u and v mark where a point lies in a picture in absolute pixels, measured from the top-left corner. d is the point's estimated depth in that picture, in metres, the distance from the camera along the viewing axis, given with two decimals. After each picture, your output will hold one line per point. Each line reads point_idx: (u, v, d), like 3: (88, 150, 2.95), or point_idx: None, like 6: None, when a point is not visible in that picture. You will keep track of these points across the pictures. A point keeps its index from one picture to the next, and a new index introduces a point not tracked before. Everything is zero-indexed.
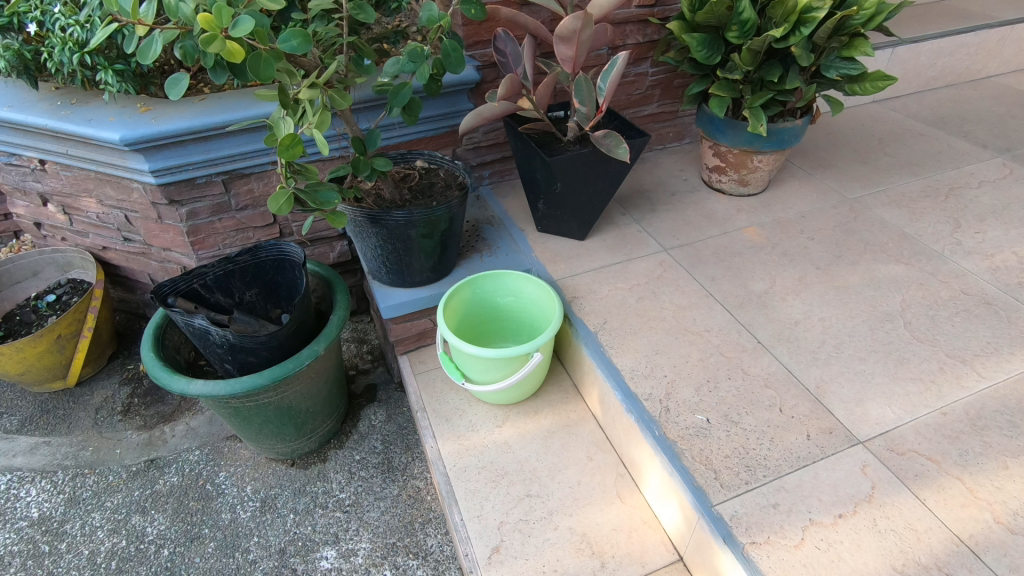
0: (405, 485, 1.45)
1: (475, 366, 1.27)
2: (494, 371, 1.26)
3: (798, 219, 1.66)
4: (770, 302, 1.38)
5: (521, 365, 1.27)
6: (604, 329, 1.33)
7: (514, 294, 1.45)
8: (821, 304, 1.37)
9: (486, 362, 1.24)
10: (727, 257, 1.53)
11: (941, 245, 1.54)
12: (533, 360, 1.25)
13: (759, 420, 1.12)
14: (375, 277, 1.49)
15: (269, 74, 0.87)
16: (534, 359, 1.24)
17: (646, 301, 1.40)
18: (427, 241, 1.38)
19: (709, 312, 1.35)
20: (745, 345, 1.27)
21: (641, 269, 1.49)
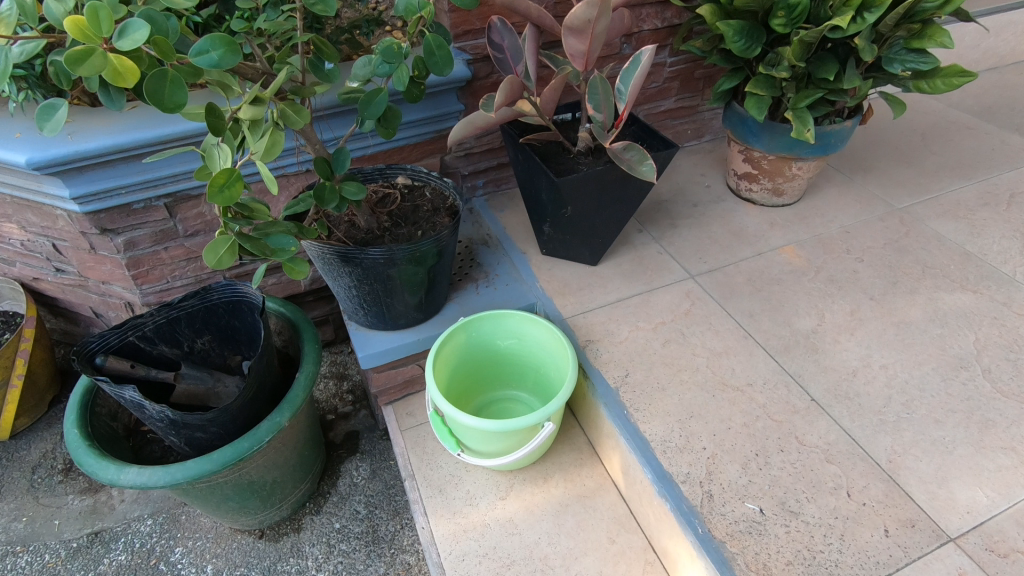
0: (393, 561, 1.24)
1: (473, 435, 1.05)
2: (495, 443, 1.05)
3: (842, 235, 1.43)
4: (821, 346, 1.16)
5: (528, 434, 1.06)
6: (626, 383, 1.11)
7: (518, 336, 1.22)
8: (882, 347, 1.16)
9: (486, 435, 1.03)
10: (765, 285, 1.31)
11: (1011, 268, 1.32)
12: (544, 430, 1.04)
13: (824, 510, 0.91)
14: (351, 317, 1.25)
15: (183, 100, 0.63)
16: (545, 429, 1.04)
17: (673, 345, 1.18)
18: (413, 280, 1.15)
19: (749, 360, 1.14)
20: (797, 405, 1.06)
21: (665, 303, 1.27)
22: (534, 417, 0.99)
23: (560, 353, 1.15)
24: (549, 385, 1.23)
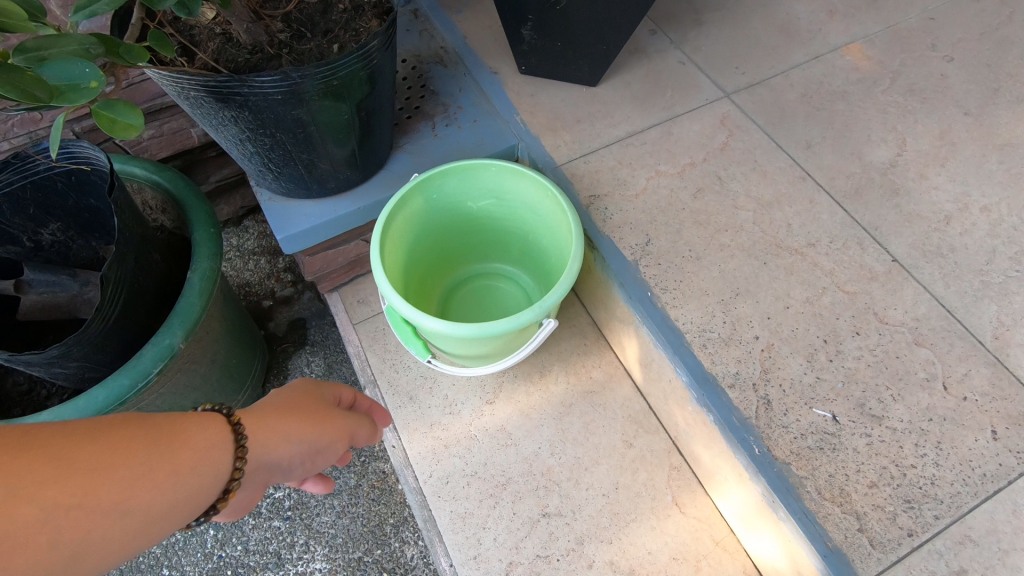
0: (364, 471, 1.02)
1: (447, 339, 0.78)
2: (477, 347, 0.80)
3: (924, 25, 1.06)
4: (903, 185, 0.87)
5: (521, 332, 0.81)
6: (647, 255, 0.82)
7: (497, 195, 0.89)
8: (982, 181, 0.87)
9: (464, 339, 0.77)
10: (825, 102, 0.96)
11: None
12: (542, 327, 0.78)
13: (914, 411, 0.70)
14: (259, 184, 0.89)
15: None
16: (544, 326, 0.78)
17: (708, 195, 0.87)
18: (335, 126, 0.78)
19: (809, 211, 0.85)
20: (875, 270, 0.80)
21: (692, 135, 0.93)
22: (530, 316, 0.72)
23: (557, 219, 0.84)
24: (539, 257, 0.94)
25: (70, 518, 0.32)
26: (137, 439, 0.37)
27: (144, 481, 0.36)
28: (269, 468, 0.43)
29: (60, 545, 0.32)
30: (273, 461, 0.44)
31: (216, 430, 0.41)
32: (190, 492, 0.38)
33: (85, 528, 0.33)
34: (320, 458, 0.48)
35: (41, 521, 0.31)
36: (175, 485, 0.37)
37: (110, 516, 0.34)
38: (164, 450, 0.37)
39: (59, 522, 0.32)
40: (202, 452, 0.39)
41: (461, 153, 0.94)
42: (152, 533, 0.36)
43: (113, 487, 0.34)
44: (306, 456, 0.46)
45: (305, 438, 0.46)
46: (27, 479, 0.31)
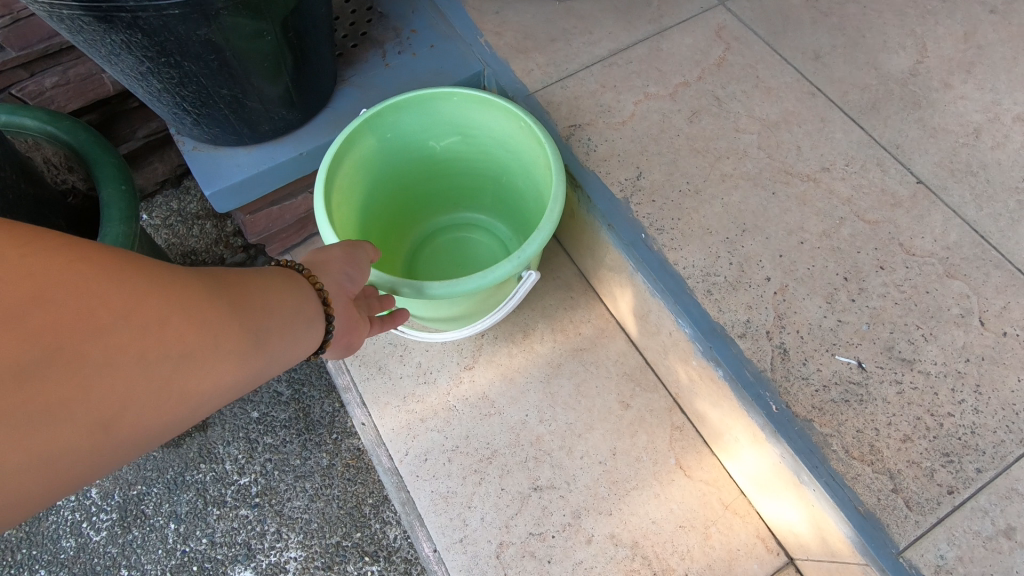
0: (337, 449, 0.83)
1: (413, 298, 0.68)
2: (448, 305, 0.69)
3: None
4: (926, 96, 0.76)
5: (498, 286, 0.70)
6: (640, 191, 0.71)
7: (462, 130, 0.77)
8: (1013, 87, 0.76)
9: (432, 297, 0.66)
10: (834, 5, 0.84)
11: None
12: (524, 279, 0.67)
13: (949, 351, 0.61)
14: (180, 131, 0.75)
15: None
16: (525, 278, 0.67)
17: (705, 118, 0.75)
18: (257, 50, 0.64)
19: (820, 130, 0.74)
20: (898, 194, 0.70)
21: (684, 50, 0.81)
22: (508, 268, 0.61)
23: (534, 154, 0.71)
24: (513, 201, 0.82)
25: (230, 350, 0.36)
26: (253, 284, 0.40)
27: (274, 321, 0.40)
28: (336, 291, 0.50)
29: (222, 377, 0.36)
30: (340, 286, 0.51)
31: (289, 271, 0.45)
32: (304, 333, 0.43)
33: (239, 361, 0.37)
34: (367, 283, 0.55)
35: (213, 350, 0.35)
36: (295, 323, 0.42)
37: (254, 351, 0.38)
38: (263, 282, 0.41)
39: (223, 352, 0.36)
40: (302, 295, 0.43)
41: (418, 85, 0.81)
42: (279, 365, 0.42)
43: (254, 328, 0.38)
44: (363, 279, 0.53)
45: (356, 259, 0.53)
46: (196, 317, 0.34)
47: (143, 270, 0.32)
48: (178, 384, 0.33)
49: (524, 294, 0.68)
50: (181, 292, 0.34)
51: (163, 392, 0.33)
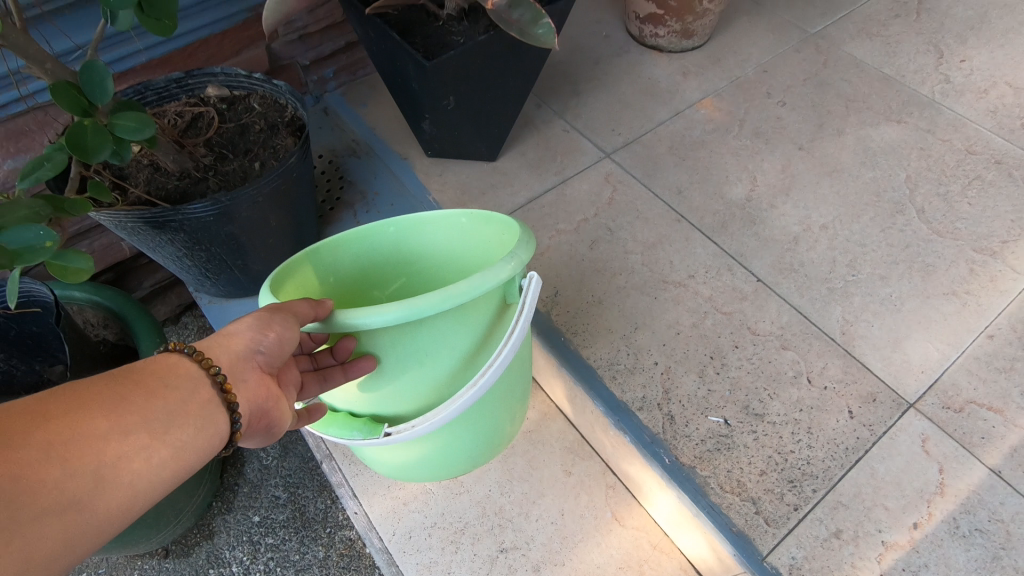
0: (331, 542, 1.02)
1: (408, 356, 0.65)
2: (445, 358, 0.67)
3: (760, 75, 1.26)
4: (759, 215, 1.04)
5: (489, 322, 0.68)
6: (557, 306, 0.94)
7: (403, 267, 0.80)
8: (819, 204, 1.06)
9: (428, 338, 0.63)
10: (689, 151, 1.14)
11: (929, 87, 1.23)
12: (525, 289, 0.65)
13: (788, 405, 0.84)
14: (199, 290, 0.96)
15: None
16: (527, 284, 0.64)
17: (603, 245, 1.01)
18: (264, 232, 0.87)
19: (686, 247, 1.00)
20: (744, 290, 0.95)
21: (583, 193, 1.08)
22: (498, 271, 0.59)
23: (482, 243, 0.75)
24: None
25: (102, 461, 0.45)
26: (121, 392, 0.48)
27: (148, 426, 0.48)
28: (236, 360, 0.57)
29: (106, 486, 0.45)
30: (251, 356, 0.57)
31: (176, 360, 0.54)
32: (188, 423, 0.51)
33: (113, 468, 0.45)
34: (289, 344, 0.58)
35: (82, 469, 0.43)
36: (174, 419, 0.50)
37: (133, 453, 0.46)
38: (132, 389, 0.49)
39: (96, 468, 0.44)
40: (184, 388, 0.52)
41: None
42: (178, 459, 0.50)
43: (122, 437, 0.46)
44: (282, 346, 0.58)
45: (269, 329, 0.56)
46: (50, 447, 0.42)
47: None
48: (62, 504, 0.42)
49: (530, 311, 0.65)
50: (32, 430, 0.42)
51: (43, 518, 0.41)
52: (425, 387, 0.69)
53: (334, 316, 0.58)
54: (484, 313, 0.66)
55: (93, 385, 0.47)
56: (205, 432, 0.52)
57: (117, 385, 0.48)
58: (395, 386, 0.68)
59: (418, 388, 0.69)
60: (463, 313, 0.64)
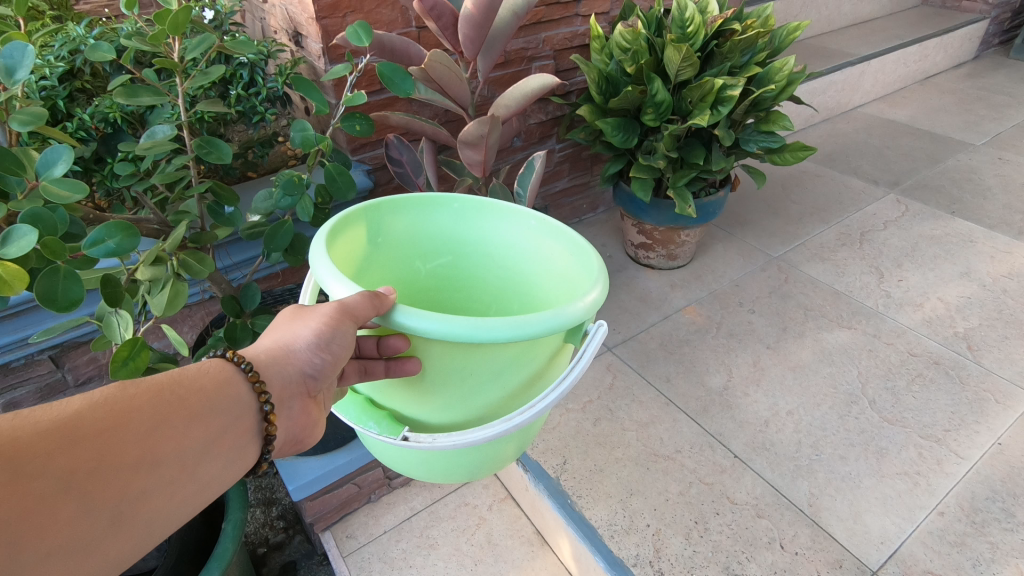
0: None
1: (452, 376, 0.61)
2: (487, 387, 0.63)
3: (733, 289, 1.58)
4: (734, 401, 1.26)
5: (544, 365, 0.65)
6: (565, 471, 1.14)
7: (455, 247, 0.83)
8: (785, 393, 1.28)
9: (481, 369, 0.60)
10: (676, 348, 1.40)
11: (873, 301, 1.52)
12: (589, 336, 0.67)
13: (764, 568, 0.97)
14: None
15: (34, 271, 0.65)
16: (594, 331, 0.66)
17: (604, 422, 1.23)
18: None
19: (674, 427, 1.21)
20: (723, 464, 1.14)
21: (589, 379, 1.33)
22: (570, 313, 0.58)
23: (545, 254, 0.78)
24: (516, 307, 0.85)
25: (126, 498, 0.44)
26: (162, 415, 0.47)
27: (180, 458, 0.47)
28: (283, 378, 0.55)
29: (123, 523, 0.44)
30: (300, 379, 0.57)
31: (230, 371, 0.52)
32: (220, 454, 0.50)
33: (134, 506, 0.44)
34: (342, 361, 0.58)
35: (105, 507, 0.43)
36: (209, 449, 0.49)
37: (160, 489, 0.46)
38: (169, 414, 0.47)
39: (118, 505, 0.43)
40: (227, 415, 0.51)
41: None
42: (205, 492, 0.49)
43: (151, 470, 0.45)
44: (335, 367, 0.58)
45: (325, 349, 0.56)
46: (75, 479, 0.42)
47: (14, 456, 0.40)
48: (75, 544, 0.41)
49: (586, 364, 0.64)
50: (60, 458, 0.41)
51: (57, 558, 0.41)
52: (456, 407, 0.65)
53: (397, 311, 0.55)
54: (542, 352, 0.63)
55: (137, 403, 0.46)
56: (236, 461, 0.52)
57: (161, 405, 0.47)
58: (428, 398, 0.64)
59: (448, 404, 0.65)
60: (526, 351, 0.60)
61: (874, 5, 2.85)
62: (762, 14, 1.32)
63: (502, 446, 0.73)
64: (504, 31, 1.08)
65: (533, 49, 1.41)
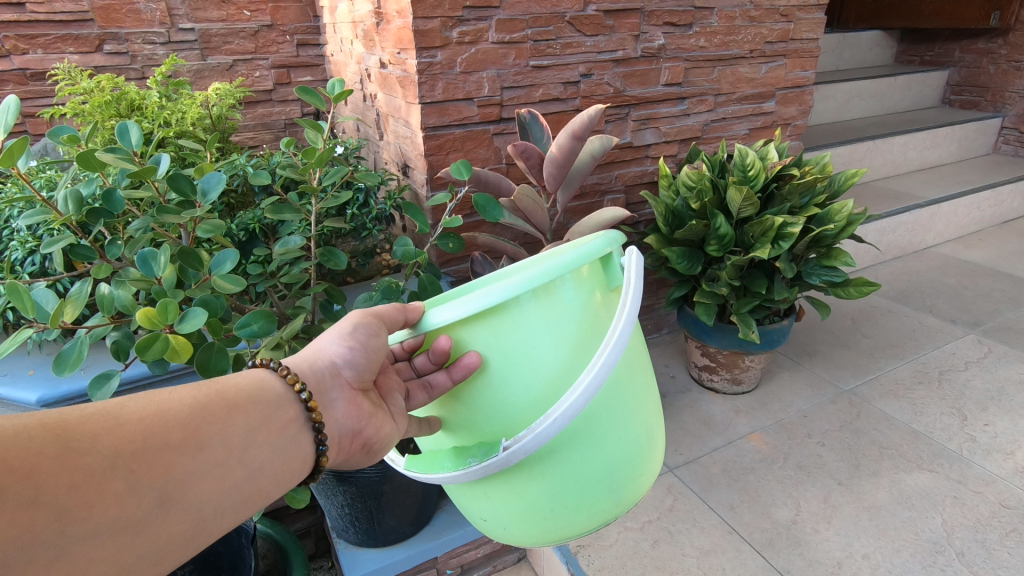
0: None
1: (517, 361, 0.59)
2: (560, 363, 0.59)
3: (801, 419, 1.56)
4: (803, 537, 1.20)
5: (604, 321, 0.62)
6: None
7: None
8: (859, 534, 1.21)
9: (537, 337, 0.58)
10: (741, 475, 1.38)
11: (957, 444, 1.45)
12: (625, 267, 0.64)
13: None
14: (340, 535, 1.24)
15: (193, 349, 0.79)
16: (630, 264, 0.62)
17: (663, 546, 1.20)
18: (405, 497, 1.18)
19: (738, 558, 1.17)
20: None
21: (649, 500, 1.32)
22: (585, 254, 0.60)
23: None
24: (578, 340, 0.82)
25: (175, 476, 0.44)
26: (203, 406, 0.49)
27: (226, 443, 0.49)
28: (315, 369, 0.61)
29: (171, 506, 0.44)
30: (335, 372, 0.62)
31: (264, 374, 0.57)
32: (265, 443, 0.52)
33: (183, 485, 0.45)
34: (374, 353, 0.64)
35: (155, 483, 0.43)
36: (254, 436, 0.52)
37: (207, 472, 0.47)
38: (207, 405, 0.50)
39: (168, 482, 0.44)
40: (267, 408, 0.54)
41: None
42: (251, 481, 0.50)
43: (198, 452, 0.47)
44: (366, 363, 0.64)
45: (353, 338, 0.63)
46: (120, 457, 0.42)
47: (65, 433, 0.41)
48: (123, 523, 0.41)
49: (639, 288, 0.60)
50: (103, 437, 0.42)
51: (101, 538, 0.40)
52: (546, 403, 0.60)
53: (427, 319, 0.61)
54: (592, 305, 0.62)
55: (176, 394, 0.49)
56: (281, 455, 0.54)
57: (200, 397, 0.50)
58: (511, 397, 0.60)
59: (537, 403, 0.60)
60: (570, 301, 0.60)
61: (942, 152, 2.94)
62: (820, 162, 1.44)
63: (624, 435, 0.64)
64: (582, 170, 1.25)
65: (606, 185, 1.58)
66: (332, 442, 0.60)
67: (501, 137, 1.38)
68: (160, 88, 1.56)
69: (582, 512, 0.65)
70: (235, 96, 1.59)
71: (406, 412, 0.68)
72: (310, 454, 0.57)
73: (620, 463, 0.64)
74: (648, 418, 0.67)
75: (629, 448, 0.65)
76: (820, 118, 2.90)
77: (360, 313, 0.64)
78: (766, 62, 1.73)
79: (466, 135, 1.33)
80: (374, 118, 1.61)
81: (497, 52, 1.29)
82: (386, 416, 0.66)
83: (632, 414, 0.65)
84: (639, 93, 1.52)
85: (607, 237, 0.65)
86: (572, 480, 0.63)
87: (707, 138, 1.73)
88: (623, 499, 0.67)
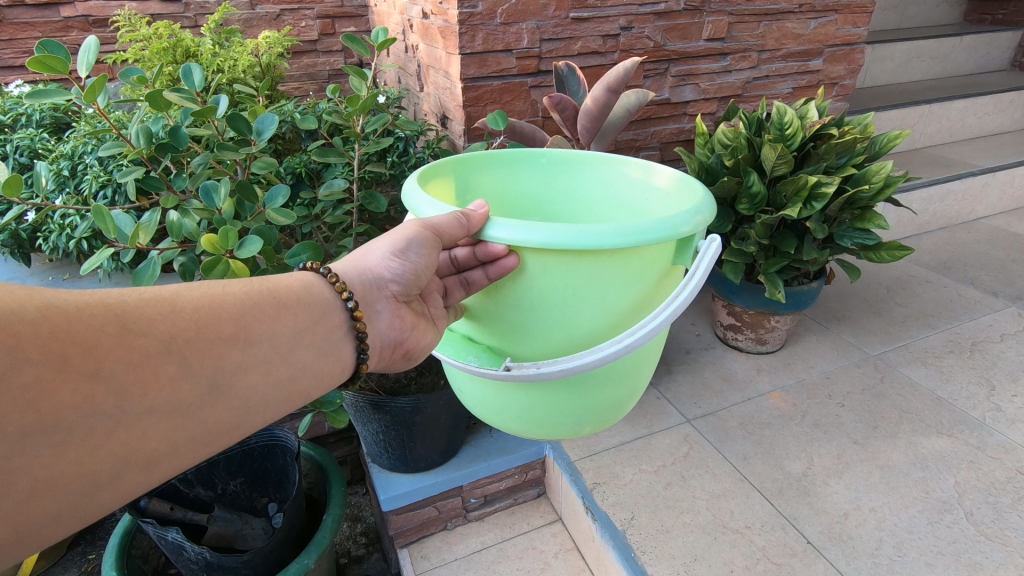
0: None
1: (555, 301, 0.63)
2: (594, 309, 0.64)
3: (823, 380, 1.58)
4: (812, 488, 1.25)
5: (652, 287, 0.67)
6: (632, 526, 1.19)
7: (544, 208, 0.90)
8: (868, 488, 1.24)
9: (584, 287, 0.62)
10: (756, 430, 1.42)
11: (980, 412, 1.45)
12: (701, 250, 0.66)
13: None
14: (374, 459, 1.35)
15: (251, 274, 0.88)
16: (706, 246, 0.65)
17: (675, 488, 1.27)
18: (436, 424, 1.26)
19: (746, 503, 1.22)
20: (795, 547, 1.12)
21: (664, 446, 1.38)
22: (670, 228, 0.60)
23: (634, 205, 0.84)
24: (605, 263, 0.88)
25: (222, 367, 0.52)
26: (250, 305, 0.56)
27: (271, 343, 0.56)
28: (355, 271, 0.68)
29: (218, 394, 0.52)
30: (378, 283, 0.68)
31: (314, 278, 0.64)
32: (309, 345, 0.60)
33: (228, 377, 0.53)
34: (419, 271, 0.68)
35: (205, 371, 0.51)
36: (300, 338, 0.59)
37: (251, 367, 0.55)
38: (257, 308, 0.57)
39: (216, 374, 0.52)
40: (316, 311, 0.62)
41: (508, 448, 1.40)
42: (294, 380, 0.59)
43: (244, 347, 0.54)
44: (409, 280, 0.68)
45: (402, 255, 0.66)
46: (175, 343, 0.49)
47: (125, 314, 0.48)
48: (172, 404, 0.49)
49: (703, 278, 0.64)
50: (160, 325, 0.49)
51: (154, 416, 0.48)
52: (561, 334, 0.66)
53: (492, 226, 0.61)
54: (651, 271, 0.65)
55: (229, 293, 0.56)
56: (324, 356, 0.62)
57: (248, 296, 0.57)
58: (537, 321, 0.65)
59: (554, 333, 0.66)
60: (630, 262, 0.62)
61: (1005, 119, 2.79)
62: (862, 122, 1.41)
63: (615, 389, 0.72)
64: (616, 124, 1.26)
65: (642, 141, 1.59)
66: (374, 350, 0.68)
67: (539, 89, 1.40)
68: (213, 36, 1.62)
69: (553, 434, 0.76)
70: (284, 45, 1.65)
71: (444, 308, 0.76)
72: (351, 358, 0.65)
73: (602, 409, 0.73)
74: (641, 378, 0.75)
75: (612, 401, 0.73)
76: (874, 80, 2.78)
77: (416, 225, 0.65)
78: (815, 18, 1.68)
79: (503, 86, 1.35)
80: (415, 68, 1.64)
81: (537, 3, 1.30)
82: (427, 326, 0.73)
83: (631, 374, 0.72)
84: (679, 48, 1.51)
85: (699, 210, 0.65)
86: (553, 412, 0.72)
87: (748, 96, 1.70)
88: (583, 434, 0.78)
